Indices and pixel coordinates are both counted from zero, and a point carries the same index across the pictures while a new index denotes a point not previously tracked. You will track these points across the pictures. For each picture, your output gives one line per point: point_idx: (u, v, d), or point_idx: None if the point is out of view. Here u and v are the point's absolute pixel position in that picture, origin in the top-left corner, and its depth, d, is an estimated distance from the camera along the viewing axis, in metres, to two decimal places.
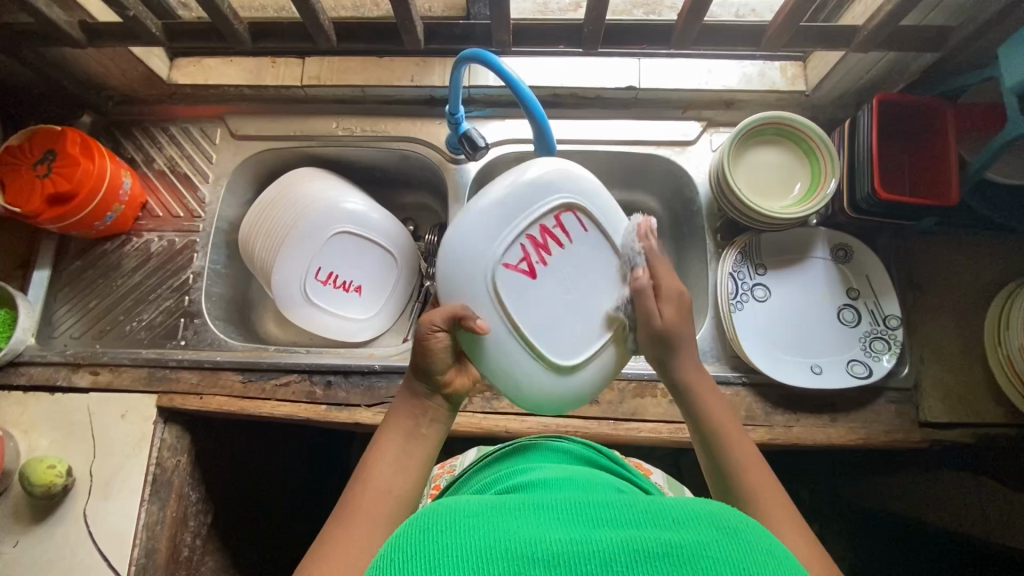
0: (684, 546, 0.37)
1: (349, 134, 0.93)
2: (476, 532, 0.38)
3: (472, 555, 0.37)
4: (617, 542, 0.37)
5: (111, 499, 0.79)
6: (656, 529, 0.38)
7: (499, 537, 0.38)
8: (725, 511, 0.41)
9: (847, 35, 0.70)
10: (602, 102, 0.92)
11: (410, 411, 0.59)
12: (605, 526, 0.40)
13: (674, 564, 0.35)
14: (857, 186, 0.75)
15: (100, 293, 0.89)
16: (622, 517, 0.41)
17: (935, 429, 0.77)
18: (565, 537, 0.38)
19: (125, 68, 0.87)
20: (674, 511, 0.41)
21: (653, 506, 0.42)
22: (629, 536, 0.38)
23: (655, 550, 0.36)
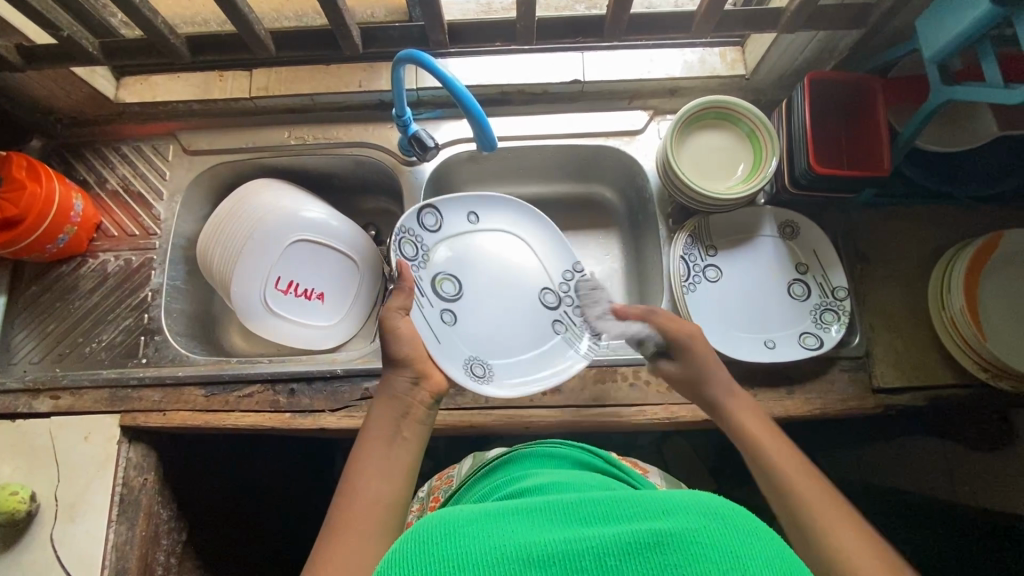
0: (673, 533, 0.38)
1: (302, 143, 0.94)
2: (474, 538, 0.40)
3: (471, 561, 0.38)
4: (609, 536, 0.39)
5: (78, 522, 0.78)
6: (646, 520, 0.40)
7: (495, 544, 0.39)
8: (714, 500, 0.42)
9: (773, 16, 0.72)
10: (550, 98, 0.93)
11: (391, 408, 0.65)
12: (598, 523, 0.41)
13: (665, 553, 0.37)
14: (794, 163, 0.77)
15: (58, 317, 0.89)
16: (614, 513, 0.42)
17: (888, 394, 0.79)
18: (559, 538, 0.39)
19: (70, 90, 0.86)
20: (664, 502, 0.42)
21: (643, 499, 0.43)
22: (620, 530, 0.39)
23: (646, 540, 0.38)
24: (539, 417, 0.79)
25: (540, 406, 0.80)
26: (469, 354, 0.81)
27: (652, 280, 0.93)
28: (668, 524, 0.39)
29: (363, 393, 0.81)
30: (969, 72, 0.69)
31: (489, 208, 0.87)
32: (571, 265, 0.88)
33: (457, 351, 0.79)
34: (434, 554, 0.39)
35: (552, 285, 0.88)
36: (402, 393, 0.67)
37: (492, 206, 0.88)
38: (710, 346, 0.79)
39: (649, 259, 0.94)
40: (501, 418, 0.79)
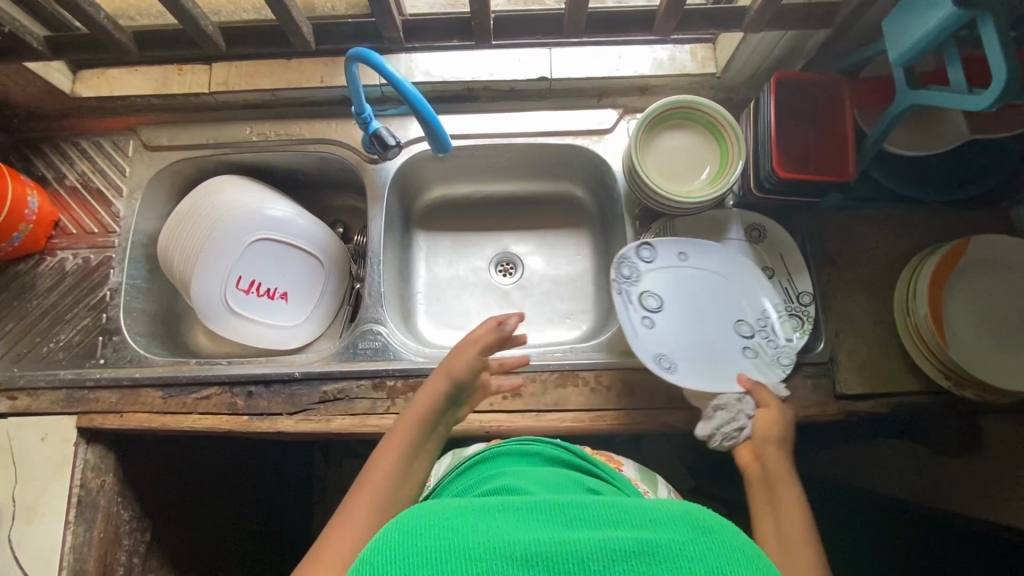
0: (658, 544, 0.42)
1: (264, 140, 0.92)
2: (467, 533, 0.43)
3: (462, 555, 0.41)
4: (594, 539, 0.42)
5: (35, 524, 0.78)
6: (633, 529, 0.43)
7: (487, 540, 0.43)
8: (701, 511, 0.46)
9: (737, 15, 0.70)
10: (518, 95, 0.91)
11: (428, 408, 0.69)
12: (582, 527, 0.45)
13: (649, 562, 0.41)
14: (759, 166, 0.76)
15: (15, 316, 0.87)
16: (602, 518, 0.46)
17: (850, 401, 0.79)
18: (549, 538, 0.43)
19: (22, 84, 0.84)
20: (653, 513, 0.46)
21: (630, 507, 0.47)
22: (605, 535, 0.43)
23: (630, 547, 0.41)
24: (498, 421, 0.78)
25: (500, 411, 0.79)
26: (657, 348, 0.75)
27: None
28: (651, 534, 0.43)
29: (321, 397, 0.80)
30: (936, 75, 0.67)
31: (707, 255, 0.81)
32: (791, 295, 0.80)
33: (644, 345, 0.74)
34: (422, 546, 0.42)
35: (747, 315, 0.80)
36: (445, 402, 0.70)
37: (703, 249, 0.81)
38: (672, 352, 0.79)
39: None
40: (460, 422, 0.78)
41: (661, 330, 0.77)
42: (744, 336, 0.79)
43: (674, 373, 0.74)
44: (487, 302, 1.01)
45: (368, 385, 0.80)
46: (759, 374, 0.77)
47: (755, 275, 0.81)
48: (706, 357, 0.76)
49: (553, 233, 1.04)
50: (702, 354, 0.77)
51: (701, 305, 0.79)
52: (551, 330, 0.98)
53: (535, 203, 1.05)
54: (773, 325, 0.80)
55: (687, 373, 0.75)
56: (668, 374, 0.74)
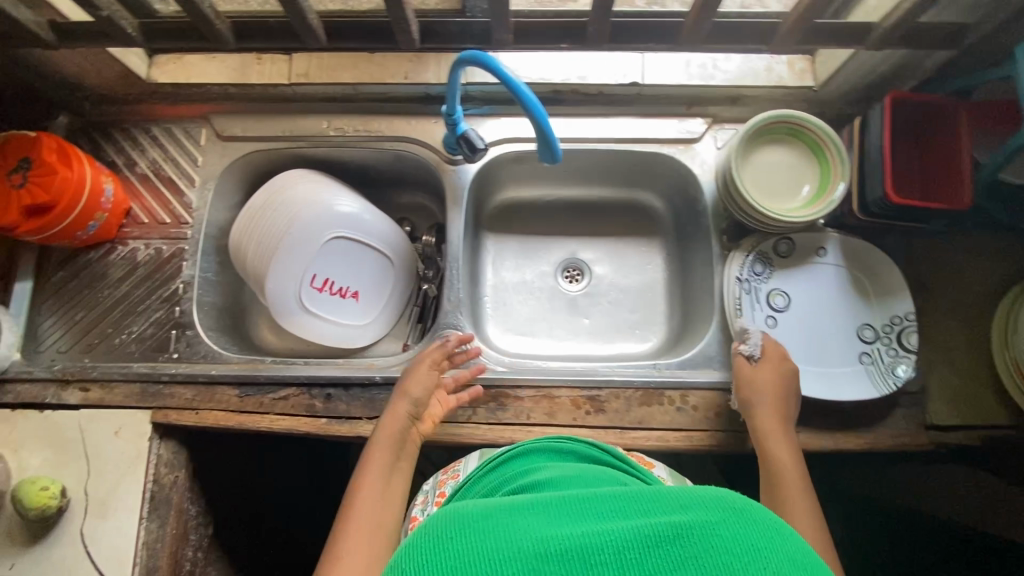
0: (695, 526, 0.36)
1: (341, 134, 0.89)
2: (491, 532, 0.38)
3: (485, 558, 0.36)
4: (630, 530, 0.36)
5: (109, 519, 0.77)
6: (664, 514, 0.37)
7: (509, 537, 0.37)
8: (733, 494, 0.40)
9: (861, 32, 0.67)
10: (605, 99, 0.89)
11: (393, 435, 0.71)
12: (614, 517, 0.38)
13: (688, 547, 0.35)
14: (866, 189, 0.74)
15: (87, 305, 0.86)
16: (628, 505, 0.39)
17: (941, 432, 0.77)
18: (575, 533, 0.37)
19: (100, 67, 0.82)
20: (680, 491, 0.40)
21: (659, 491, 0.40)
22: (639, 523, 0.37)
23: (667, 534, 0.35)
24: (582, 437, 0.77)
25: (583, 426, 0.78)
26: None
27: (701, 297, 0.89)
28: (688, 517, 0.37)
29: None
30: None
31: (846, 258, 0.80)
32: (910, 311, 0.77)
33: None
34: (444, 551, 0.37)
35: (874, 321, 0.78)
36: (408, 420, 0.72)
37: (847, 253, 0.80)
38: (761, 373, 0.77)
39: (697, 276, 0.92)
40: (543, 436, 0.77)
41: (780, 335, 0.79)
42: (863, 340, 0.78)
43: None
44: (554, 308, 0.99)
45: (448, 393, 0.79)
46: (872, 386, 0.76)
47: (884, 286, 0.79)
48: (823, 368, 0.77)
49: (624, 241, 1.02)
50: (825, 355, 0.78)
51: (831, 310, 0.79)
52: (620, 343, 0.96)
53: (604, 211, 1.03)
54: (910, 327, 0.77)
55: (800, 379, 0.76)
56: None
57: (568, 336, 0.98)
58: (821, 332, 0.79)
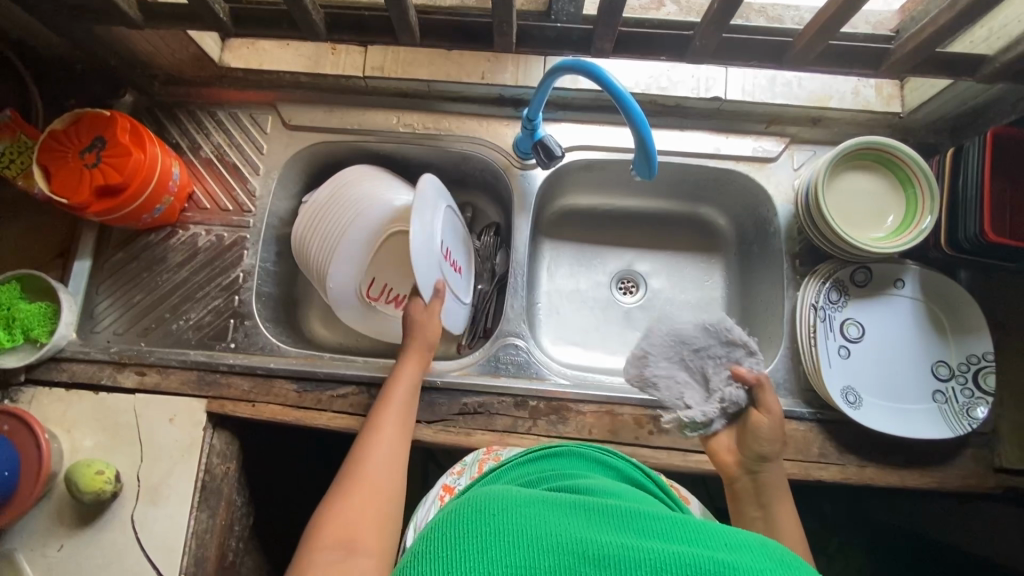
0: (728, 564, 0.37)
1: (411, 131, 0.88)
2: (532, 522, 0.41)
3: (523, 547, 0.38)
4: (665, 553, 0.38)
5: (160, 506, 0.76)
6: (700, 545, 0.39)
7: (544, 533, 0.40)
8: (776, 545, 0.41)
9: (973, 63, 0.65)
10: (682, 112, 0.86)
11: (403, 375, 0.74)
12: (650, 539, 0.40)
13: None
14: (960, 226, 0.72)
15: (144, 288, 0.85)
16: (668, 530, 0.42)
17: (1010, 475, 0.75)
18: (613, 543, 0.39)
19: (176, 48, 0.80)
20: (719, 531, 0.41)
21: (703, 525, 0.42)
22: (675, 550, 0.38)
23: (702, 567, 0.37)
24: (644, 456, 0.75)
25: (645, 445, 0.76)
26: (845, 383, 0.76)
27: (765, 320, 0.87)
28: (723, 557, 0.38)
29: (461, 409, 0.78)
30: None
31: (923, 292, 0.78)
32: (990, 351, 0.74)
33: (835, 378, 0.75)
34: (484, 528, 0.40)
35: (949, 358, 0.76)
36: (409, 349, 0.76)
37: (925, 287, 0.78)
38: (831, 405, 0.75)
39: (761, 296, 0.90)
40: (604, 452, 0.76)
41: (852, 366, 0.76)
42: (938, 378, 0.76)
43: (859, 410, 0.75)
44: (609, 320, 0.97)
45: (509, 402, 0.78)
46: (949, 426, 0.73)
47: (963, 324, 0.76)
48: (898, 403, 0.75)
49: (684, 255, 0.99)
50: (897, 390, 0.76)
51: (904, 344, 0.77)
52: None
53: (664, 223, 1.00)
54: (987, 369, 0.74)
55: (871, 415, 0.75)
56: (851, 409, 0.74)
57: (622, 348, 0.95)
58: (894, 366, 0.77)
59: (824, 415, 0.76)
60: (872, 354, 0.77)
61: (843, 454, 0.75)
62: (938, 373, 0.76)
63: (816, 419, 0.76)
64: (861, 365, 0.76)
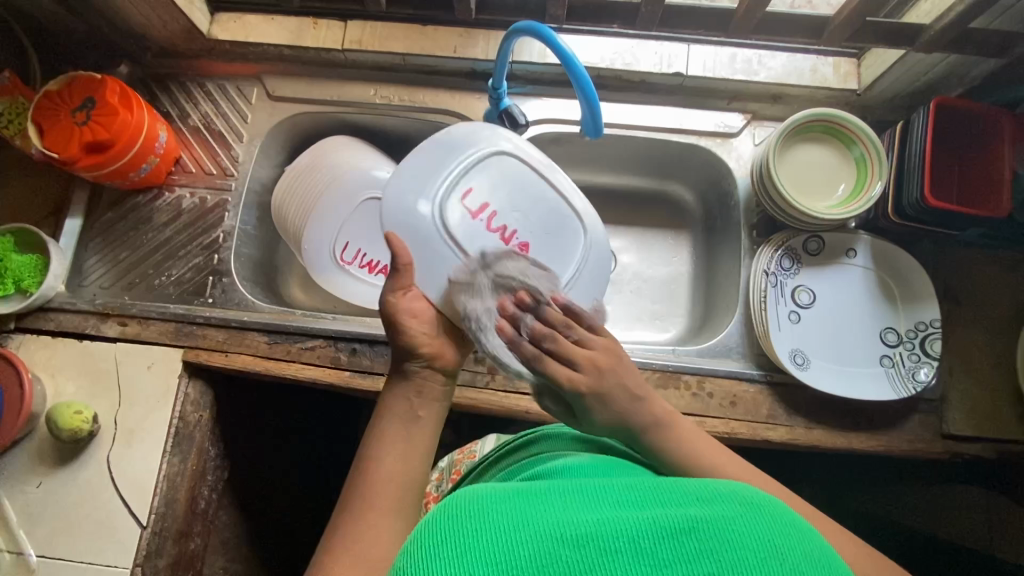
0: (708, 520, 0.36)
1: (387, 103, 0.92)
2: (507, 514, 0.37)
3: (502, 544, 0.35)
4: (644, 522, 0.36)
5: (135, 449, 0.80)
6: (679, 505, 0.37)
7: (524, 520, 0.36)
8: (742, 486, 0.40)
9: (912, 34, 0.68)
10: (647, 87, 0.89)
11: (406, 404, 0.56)
12: (627, 507, 0.38)
13: (701, 540, 0.34)
14: (903, 193, 0.74)
15: (130, 245, 0.90)
16: (641, 498, 0.39)
17: (957, 442, 0.76)
18: (591, 519, 0.36)
19: (166, 19, 0.85)
20: (692, 487, 0.40)
21: (669, 485, 0.40)
22: (653, 515, 0.36)
23: (681, 525, 0.35)
24: None
25: None
26: (794, 345, 0.78)
27: (724, 290, 0.90)
28: (701, 511, 0.37)
29: None
30: None
31: (875, 262, 0.81)
32: (936, 316, 0.77)
33: (784, 340, 0.77)
34: (460, 529, 0.36)
35: (896, 324, 0.79)
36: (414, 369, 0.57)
37: (877, 258, 0.81)
38: (780, 367, 0.78)
39: (723, 268, 0.92)
40: None
41: (802, 330, 0.79)
42: (886, 343, 0.78)
43: (807, 371, 0.77)
44: None
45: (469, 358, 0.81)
46: (893, 387, 0.76)
47: (913, 291, 0.79)
48: (844, 366, 0.78)
49: (652, 231, 1.02)
50: (843, 353, 0.78)
51: (852, 311, 0.80)
52: (640, 330, 0.96)
53: (635, 200, 1.03)
54: (933, 334, 0.77)
55: (818, 376, 0.77)
56: (799, 370, 0.77)
57: None
58: (842, 331, 0.79)
59: (774, 378, 0.78)
60: (822, 319, 0.80)
61: (792, 416, 0.77)
62: (885, 338, 0.79)
63: (766, 381, 0.78)
64: (809, 330, 0.79)
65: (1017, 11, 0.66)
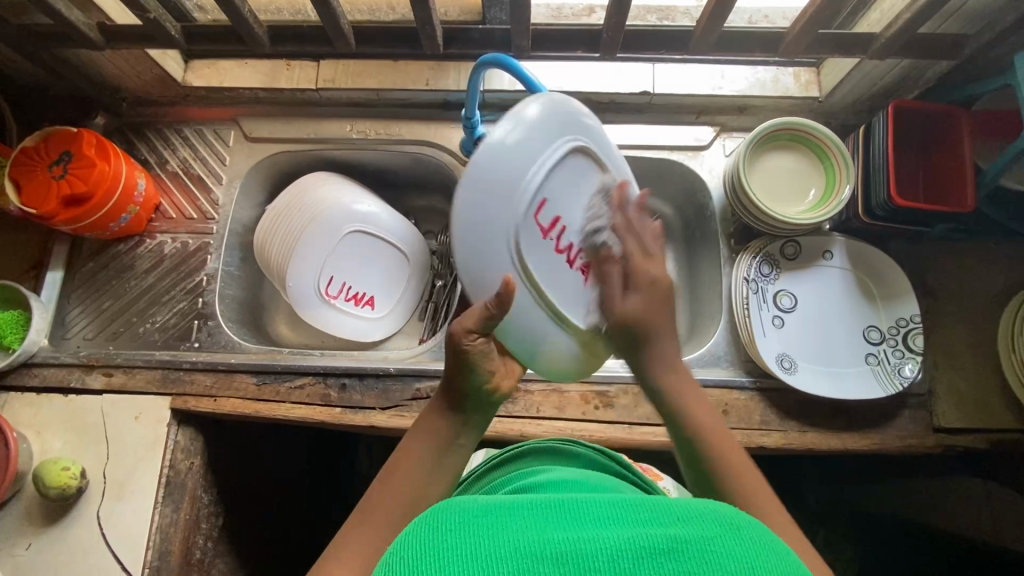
0: (690, 540, 0.34)
1: (364, 137, 0.93)
2: (491, 530, 0.35)
3: (476, 556, 0.34)
4: (625, 538, 0.34)
5: (125, 502, 0.78)
6: (663, 524, 0.35)
7: (505, 536, 0.35)
8: (728, 509, 0.38)
9: (864, 41, 0.71)
10: (617, 107, 0.92)
11: (438, 431, 0.54)
12: (613, 524, 0.36)
13: (681, 560, 0.33)
14: (872, 193, 0.75)
15: (113, 294, 0.89)
16: (628, 513, 0.37)
17: (949, 434, 0.77)
18: (572, 536, 0.35)
19: (140, 70, 0.87)
20: (679, 504, 0.38)
21: (658, 502, 0.38)
22: (636, 533, 0.35)
23: (663, 544, 0.33)
24: (590, 431, 0.78)
25: (592, 421, 0.79)
26: (780, 349, 0.79)
27: (708, 299, 0.90)
28: (686, 531, 0.35)
29: (414, 394, 0.81)
30: None
31: (853, 264, 0.82)
32: (916, 313, 0.78)
33: (770, 345, 0.78)
34: (443, 540, 0.35)
35: (879, 322, 0.80)
36: (465, 401, 0.55)
37: (856, 259, 0.82)
38: (768, 372, 0.78)
39: (704, 278, 0.92)
40: (551, 429, 0.78)
41: (785, 334, 0.80)
42: (870, 342, 0.79)
43: (795, 374, 0.77)
44: None
45: None
46: (879, 385, 0.76)
47: (894, 292, 0.80)
48: (829, 367, 0.79)
49: None
50: (828, 354, 0.79)
51: (836, 313, 0.81)
52: None
53: None
54: (915, 330, 0.78)
55: (807, 381, 0.77)
56: (787, 374, 0.77)
57: None
58: (826, 334, 0.80)
59: (763, 383, 0.79)
60: (806, 322, 0.81)
61: (784, 421, 0.77)
62: (869, 339, 0.80)
63: (756, 387, 0.79)
64: (793, 334, 0.80)
65: (962, 14, 0.69)
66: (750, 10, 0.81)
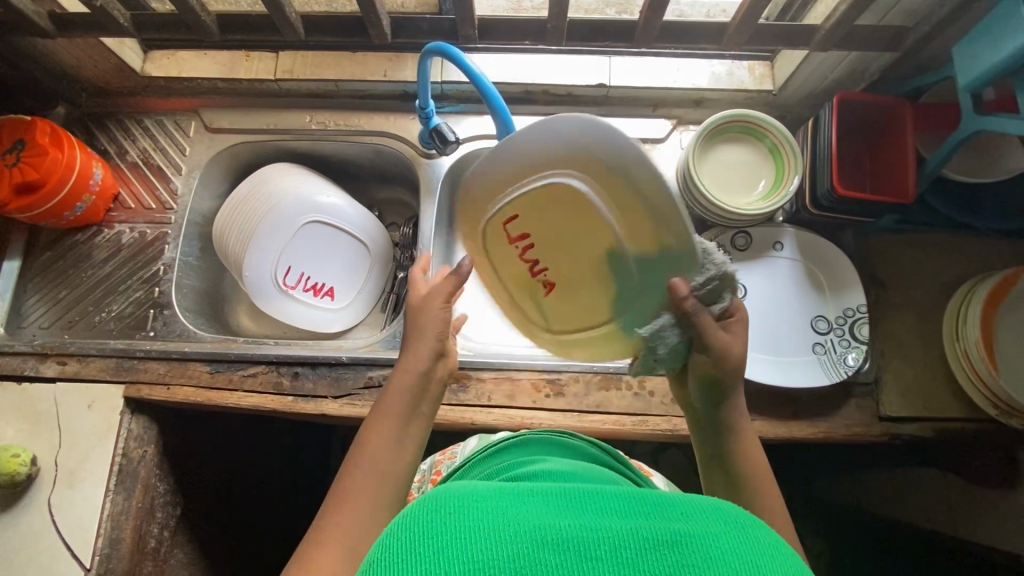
0: (704, 536, 0.30)
1: (323, 128, 0.94)
2: (488, 513, 0.31)
3: (474, 538, 0.29)
4: (633, 530, 0.30)
5: (76, 490, 0.79)
6: (673, 518, 0.32)
7: (503, 520, 0.31)
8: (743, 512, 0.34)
9: (807, 33, 0.71)
10: (575, 99, 0.92)
11: (398, 405, 0.59)
12: (619, 516, 0.32)
13: (692, 554, 0.29)
14: (817, 183, 0.76)
15: (70, 283, 0.90)
16: (635, 506, 0.33)
17: (895, 423, 0.78)
18: (576, 523, 0.31)
19: (97, 60, 0.87)
20: (689, 500, 0.34)
21: (666, 496, 0.35)
22: (646, 524, 0.31)
23: (671, 536, 0.30)
24: (540, 419, 0.78)
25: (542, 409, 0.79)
26: None
27: None
28: (697, 526, 0.31)
29: (366, 382, 0.81)
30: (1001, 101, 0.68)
31: (807, 254, 0.83)
32: (861, 303, 0.79)
33: None
34: (435, 520, 0.31)
35: (827, 312, 0.81)
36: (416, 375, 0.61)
37: (811, 249, 0.83)
38: None
39: None
40: (502, 416, 0.78)
41: None
42: (818, 331, 0.80)
43: None
44: None
45: None
46: (825, 373, 0.77)
47: (846, 281, 0.81)
48: (781, 356, 0.79)
49: None
50: (780, 343, 0.80)
51: (790, 303, 0.82)
52: None
53: None
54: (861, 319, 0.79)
55: (757, 370, 0.78)
56: None
57: None
58: (779, 323, 0.81)
59: None
60: (761, 311, 0.82)
61: None
62: (818, 328, 0.80)
63: None
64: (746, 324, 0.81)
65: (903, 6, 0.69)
66: (706, 5, 0.82)
